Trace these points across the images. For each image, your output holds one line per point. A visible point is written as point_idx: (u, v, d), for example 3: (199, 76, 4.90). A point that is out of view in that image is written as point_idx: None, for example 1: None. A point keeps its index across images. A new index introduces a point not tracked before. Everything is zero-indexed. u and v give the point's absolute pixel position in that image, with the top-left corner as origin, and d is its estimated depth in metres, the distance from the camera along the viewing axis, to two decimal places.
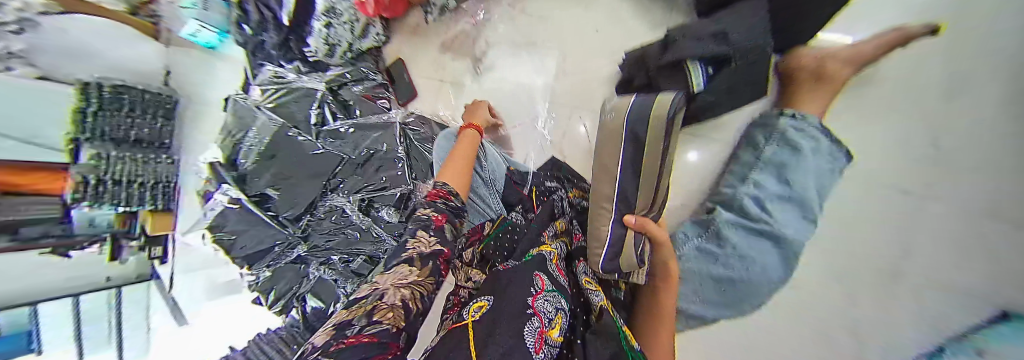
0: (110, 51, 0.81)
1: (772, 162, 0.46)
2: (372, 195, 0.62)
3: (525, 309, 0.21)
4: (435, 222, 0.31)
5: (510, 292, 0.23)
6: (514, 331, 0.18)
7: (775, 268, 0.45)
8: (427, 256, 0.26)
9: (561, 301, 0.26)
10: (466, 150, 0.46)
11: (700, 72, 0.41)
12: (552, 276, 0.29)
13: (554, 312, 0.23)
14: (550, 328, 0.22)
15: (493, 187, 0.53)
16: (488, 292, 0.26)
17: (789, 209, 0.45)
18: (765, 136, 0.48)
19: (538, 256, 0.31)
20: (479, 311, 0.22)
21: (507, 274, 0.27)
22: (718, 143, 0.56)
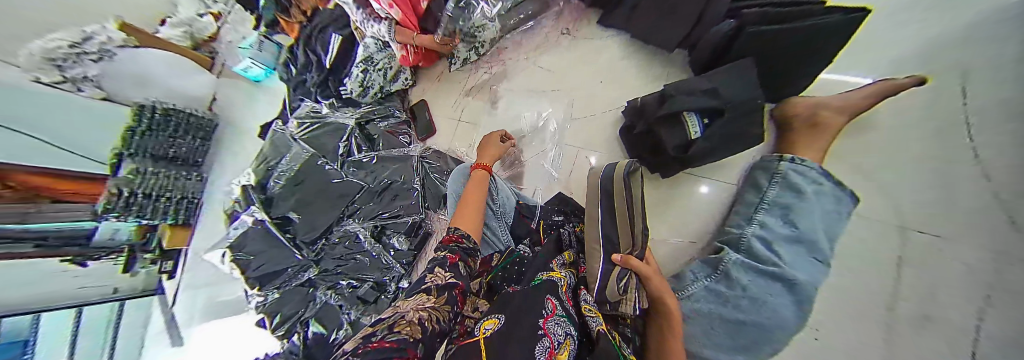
0: (177, 79, 0.92)
1: (780, 204, 0.47)
2: (385, 222, 0.65)
3: (536, 329, 0.22)
4: (450, 259, 0.33)
5: (519, 312, 0.24)
6: (525, 349, 0.19)
7: (786, 308, 0.44)
8: (444, 287, 0.28)
9: (568, 326, 0.26)
10: (478, 193, 0.48)
11: (696, 121, 0.46)
12: (560, 302, 0.30)
13: (562, 336, 0.24)
14: (559, 351, 0.22)
15: (503, 220, 0.55)
16: (498, 310, 0.26)
17: (799, 249, 0.44)
18: (768, 178, 0.50)
19: (546, 280, 0.32)
20: (489, 327, 0.23)
21: (516, 295, 0.28)
22: (726, 184, 0.58)
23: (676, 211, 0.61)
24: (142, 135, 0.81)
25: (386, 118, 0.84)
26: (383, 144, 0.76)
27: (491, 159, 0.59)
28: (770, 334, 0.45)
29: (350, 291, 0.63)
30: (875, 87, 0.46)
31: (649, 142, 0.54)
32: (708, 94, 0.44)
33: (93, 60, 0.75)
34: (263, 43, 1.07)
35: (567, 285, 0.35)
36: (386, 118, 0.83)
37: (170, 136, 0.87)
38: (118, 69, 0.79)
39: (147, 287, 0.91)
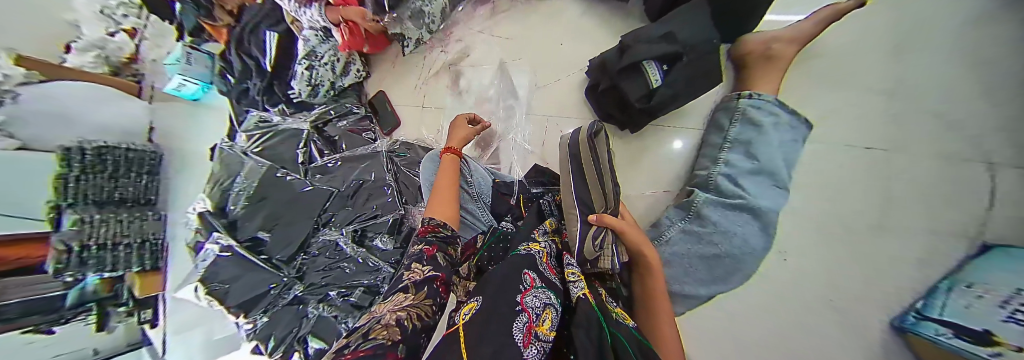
0: (102, 112, 0.82)
1: (740, 140, 0.49)
2: (364, 225, 0.63)
3: (515, 306, 0.22)
4: (427, 252, 0.32)
5: (498, 291, 0.24)
6: (504, 330, 0.18)
7: (754, 236, 0.47)
8: (423, 282, 0.27)
9: (551, 297, 0.27)
10: (450, 180, 0.46)
11: (655, 69, 0.45)
12: (541, 274, 0.30)
13: (543, 307, 0.24)
14: (539, 323, 0.22)
15: (481, 201, 0.54)
16: (478, 291, 0.26)
17: (762, 180, 0.47)
18: (729, 118, 0.51)
19: (526, 254, 0.32)
20: (469, 312, 0.23)
21: (496, 273, 0.28)
22: (691, 130, 0.59)
23: (652, 163, 0.61)
24: (76, 183, 0.73)
25: (344, 115, 0.78)
26: (347, 144, 0.72)
27: (462, 141, 0.55)
28: (743, 263, 0.48)
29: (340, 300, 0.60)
30: (824, 13, 0.47)
31: (614, 98, 0.54)
32: (665, 38, 0.44)
33: None
34: (190, 56, 0.93)
35: (549, 255, 0.35)
36: (343, 115, 0.78)
37: (111, 177, 0.78)
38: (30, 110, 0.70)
39: (131, 340, 0.88)
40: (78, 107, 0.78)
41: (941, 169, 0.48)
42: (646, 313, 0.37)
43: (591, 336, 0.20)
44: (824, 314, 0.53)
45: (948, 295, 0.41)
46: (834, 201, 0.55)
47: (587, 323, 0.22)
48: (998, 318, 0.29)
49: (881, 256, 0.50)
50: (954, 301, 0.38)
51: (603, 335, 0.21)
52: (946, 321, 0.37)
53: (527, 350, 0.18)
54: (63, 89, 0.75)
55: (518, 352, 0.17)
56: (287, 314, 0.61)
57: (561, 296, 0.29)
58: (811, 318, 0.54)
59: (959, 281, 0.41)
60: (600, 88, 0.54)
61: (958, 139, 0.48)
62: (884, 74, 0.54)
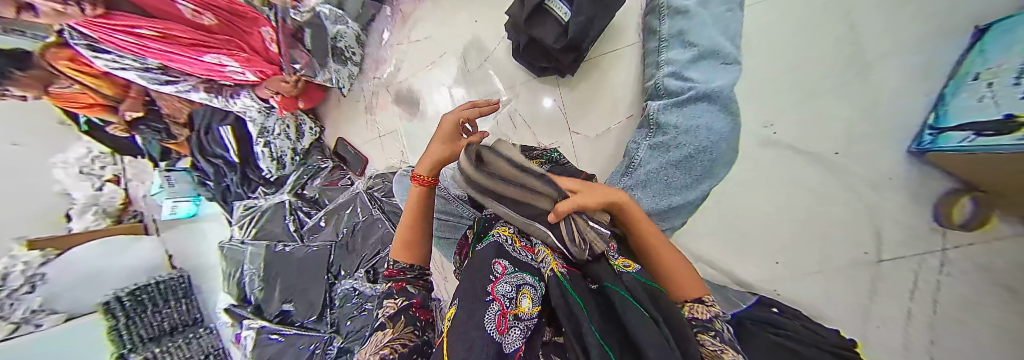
0: (126, 258, 0.89)
1: (676, 32, 0.50)
2: (371, 262, 0.65)
3: (485, 298, 0.29)
4: (396, 287, 0.33)
5: (469, 291, 0.30)
6: (476, 324, 0.25)
7: (717, 121, 0.47)
8: (396, 313, 0.29)
9: (525, 278, 0.33)
10: (415, 212, 0.38)
11: (558, 4, 0.46)
12: (512, 257, 0.35)
13: (515, 291, 0.30)
14: (514, 308, 0.28)
15: (460, 198, 0.57)
16: (457, 293, 0.31)
17: (707, 64, 0.48)
18: (657, 18, 0.52)
19: (491, 243, 0.36)
20: (448, 317, 0.29)
21: (468, 271, 0.33)
22: (626, 48, 0.60)
23: (607, 100, 0.61)
24: (128, 329, 0.79)
25: (317, 174, 0.82)
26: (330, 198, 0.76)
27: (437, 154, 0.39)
28: (717, 154, 0.48)
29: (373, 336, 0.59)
30: None
31: (539, 52, 0.55)
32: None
33: (27, 292, 0.73)
34: (171, 178, 0.99)
35: (519, 233, 0.41)
36: (315, 175, 0.82)
37: (155, 311, 0.85)
38: (61, 282, 0.77)
39: None
40: (105, 263, 0.84)
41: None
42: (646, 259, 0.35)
43: (560, 300, 0.27)
44: None
45: None
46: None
47: (557, 289, 0.29)
48: None
49: None
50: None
51: (562, 295, 0.28)
52: None
53: (501, 335, 0.25)
54: (86, 254, 0.81)
55: (488, 346, 0.23)
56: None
57: (534, 273, 0.34)
58: None
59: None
60: (521, 46, 0.54)
61: None
62: None
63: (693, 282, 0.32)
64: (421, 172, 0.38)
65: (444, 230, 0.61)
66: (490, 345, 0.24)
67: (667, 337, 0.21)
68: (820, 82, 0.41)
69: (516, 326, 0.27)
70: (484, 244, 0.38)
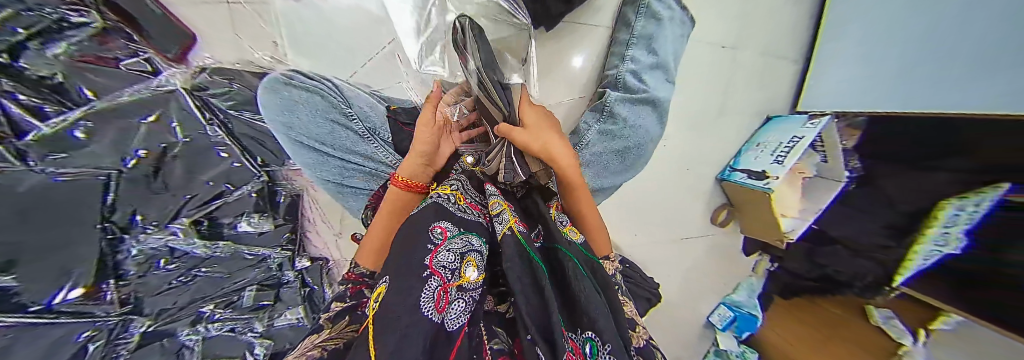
0: None
1: (643, 37, 0.49)
2: (213, 207, 0.36)
3: (423, 273, 0.23)
4: (352, 290, 0.32)
5: (402, 263, 0.24)
6: (410, 306, 0.20)
7: (653, 127, 0.48)
8: (339, 314, 0.28)
9: (471, 242, 0.29)
10: (396, 219, 0.38)
11: None
12: (455, 218, 0.31)
13: (456, 261, 0.26)
14: (456, 280, 0.25)
15: (378, 137, 0.44)
16: (384, 268, 0.25)
17: (658, 75, 0.49)
18: (634, 12, 0.51)
19: (433, 204, 0.32)
20: (379, 298, 0.22)
21: (399, 238, 0.28)
22: (593, 30, 0.59)
23: (560, 67, 0.59)
24: None
25: (47, 40, 0.30)
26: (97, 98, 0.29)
27: (420, 157, 0.38)
28: (643, 152, 0.49)
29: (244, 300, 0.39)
30: None
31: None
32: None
33: None
34: None
35: (464, 195, 0.36)
36: (43, 38, 0.30)
37: None
38: None
39: None
40: None
41: (762, 61, 0.73)
42: (578, 220, 0.43)
43: (518, 268, 0.27)
44: (683, 177, 0.76)
45: (748, 151, 0.72)
46: (707, 80, 0.71)
47: (513, 255, 0.28)
48: (771, 161, 0.65)
49: (724, 128, 0.74)
50: (759, 157, 0.69)
51: (524, 266, 0.28)
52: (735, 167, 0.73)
53: (440, 315, 0.21)
54: None
55: (427, 325, 0.20)
56: (218, 347, 0.33)
57: (483, 235, 0.31)
58: (676, 180, 0.75)
59: (749, 143, 0.74)
60: None
61: (774, 44, 0.74)
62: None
63: (605, 241, 0.44)
64: (404, 176, 0.38)
65: (352, 177, 0.45)
66: (428, 328, 0.20)
67: (605, 305, 0.27)
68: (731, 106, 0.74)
69: (459, 299, 0.24)
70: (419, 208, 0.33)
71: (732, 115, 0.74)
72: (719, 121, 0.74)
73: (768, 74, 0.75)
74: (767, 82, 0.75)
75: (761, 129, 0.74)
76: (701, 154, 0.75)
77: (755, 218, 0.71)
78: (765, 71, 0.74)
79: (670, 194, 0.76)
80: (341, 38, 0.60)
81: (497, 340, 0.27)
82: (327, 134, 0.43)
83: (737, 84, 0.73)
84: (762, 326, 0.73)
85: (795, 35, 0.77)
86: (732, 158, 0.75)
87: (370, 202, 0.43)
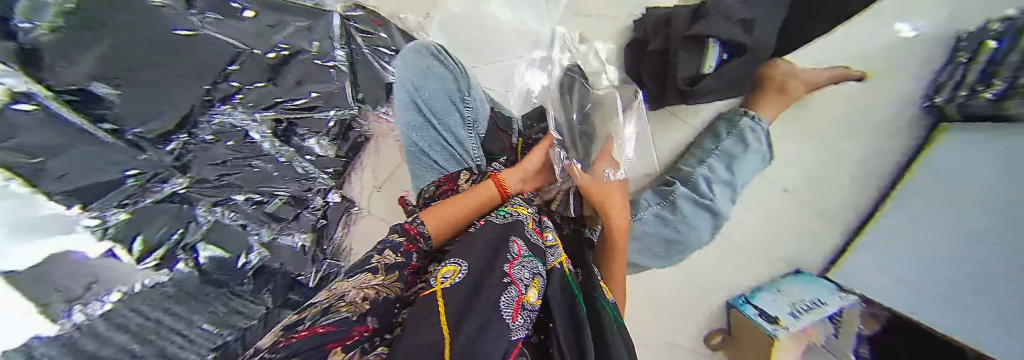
0: None
1: (726, 151, 0.55)
2: (298, 115, 0.40)
3: (503, 279, 0.26)
4: (407, 247, 0.33)
5: (482, 263, 0.28)
6: (491, 304, 0.23)
7: (705, 232, 0.52)
8: (393, 266, 0.29)
9: (538, 266, 0.30)
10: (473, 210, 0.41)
11: (713, 54, 0.51)
12: (529, 241, 0.33)
13: (529, 279, 0.28)
14: (527, 294, 0.26)
15: (475, 130, 0.51)
16: (457, 254, 0.29)
17: (722, 191, 0.53)
18: (727, 128, 0.57)
19: (515, 221, 0.36)
20: (449, 277, 0.26)
21: (480, 239, 0.31)
22: (685, 125, 0.63)
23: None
24: None
25: None
26: (255, 11, 0.33)
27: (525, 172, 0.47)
28: (685, 246, 0.52)
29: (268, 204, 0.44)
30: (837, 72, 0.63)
31: (659, 65, 0.56)
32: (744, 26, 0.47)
33: None
34: None
35: (533, 219, 0.39)
36: None
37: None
38: None
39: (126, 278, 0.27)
40: None
41: None
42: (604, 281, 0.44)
43: (560, 299, 0.29)
44: (693, 282, 0.78)
45: (766, 292, 0.70)
46: (780, 213, 0.71)
47: (559, 290, 0.30)
48: (788, 311, 0.64)
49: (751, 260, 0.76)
50: (775, 302, 0.67)
51: (566, 302, 0.29)
52: (749, 299, 0.70)
53: (513, 324, 0.23)
54: None
55: (499, 326, 0.22)
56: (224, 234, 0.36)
57: (542, 259, 0.32)
58: (685, 282, 0.78)
59: (773, 284, 0.70)
60: (650, 46, 0.57)
61: None
62: None
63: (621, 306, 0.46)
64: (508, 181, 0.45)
65: (435, 150, 0.50)
66: (501, 333, 0.21)
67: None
68: (805, 244, 0.68)
69: (526, 314, 0.24)
70: (496, 218, 0.37)
71: None
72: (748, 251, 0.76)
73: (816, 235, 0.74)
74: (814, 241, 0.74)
75: (790, 279, 0.69)
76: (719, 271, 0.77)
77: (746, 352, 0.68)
78: None
79: (676, 291, 0.79)
80: (481, 41, 0.71)
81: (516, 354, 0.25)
82: (441, 107, 0.48)
83: None
84: None
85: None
86: (748, 290, 0.73)
87: (439, 179, 0.48)
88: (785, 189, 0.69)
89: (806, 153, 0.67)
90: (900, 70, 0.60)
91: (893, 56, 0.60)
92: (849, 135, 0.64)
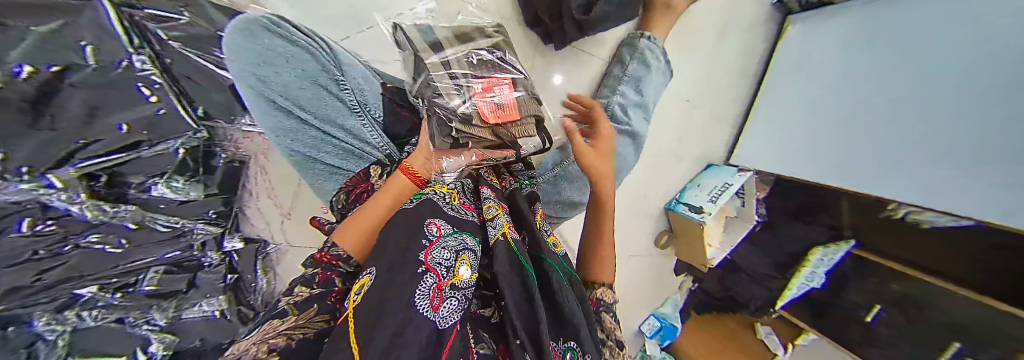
0: None
1: (633, 75, 0.57)
2: (112, 161, 0.34)
3: (418, 268, 0.22)
4: (322, 276, 0.29)
5: (397, 256, 0.23)
6: (405, 303, 0.19)
7: (631, 155, 0.56)
8: (308, 301, 0.25)
9: (466, 241, 0.29)
10: (387, 211, 0.36)
11: None
12: (448, 217, 0.31)
13: (452, 257, 0.26)
14: (452, 277, 0.24)
15: (368, 114, 0.43)
16: (372, 261, 0.24)
17: (638, 113, 0.57)
18: (631, 53, 0.59)
19: (427, 200, 0.32)
20: (363, 289, 0.20)
21: (393, 232, 0.27)
22: (595, 59, 0.67)
23: (543, 81, 0.66)
24: None
25: None
26: None
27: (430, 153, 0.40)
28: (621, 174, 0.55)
29: (141, 284, 0.39)
30: None
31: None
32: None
33: None
34: None
35: (461, 193, 0.36)
36: None
37: None
38: None
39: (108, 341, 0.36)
40: None
41: (718, 116, 0.85)
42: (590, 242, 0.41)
43: (510, 273, 0.28)
44: (634, 201, 0.87)
45: (690, 191, 0.84)
46: (681, 118, 0.84)
47: (504, 259, 0.29)
48: (708, 199, 0.77)
49: (675, 166, 0.86)
50: (699, 195, 0.80)
51: (515, 272, 0.29)
52: (679, 201, 0.84)
53: (436, 312, 0.20)
54: None
55: (422, 318, 0.18)
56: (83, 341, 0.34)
57: (477, 235, 0.32)
58: (628, 204, 0.87)
59: (692, 183, 0.86)
60: None
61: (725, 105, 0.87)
62: (747, 63, 0.81)
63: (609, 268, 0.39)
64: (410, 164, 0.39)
65: (327, 152, 0.43)
66: (425, 326, 0.18)
67: (582, 314, 0.28)
68: (703, 131, 0.85)
69: (453, 297, 0.23)
70: (412, 203, 0.32)
71: (684, 157, 0.86)
72: (672, 159, 0.86)
73: (720, 129, 0.85)
74: (718, 135, 0.86)
75: (700, 176, 0.86)
76: (653, 184, 0.87)
77: (690, 243, 0.81)
78: (717, 125, 0.85)
79: (625, 214, 0.87)
80: (350, 8, 0.60)
81: (482, 345, 0.25)
82: (311, 99, 0.40)
83: (693, 131, 0.85)
84: (680, 338, 0.83)
85: (738, 87, 0.83)
86: (677, 193, 0.87)
87: (348, 183, 0.42)
88: (685, 98, 0.82)
89: (696, 61, 0.80)
90: None
91: None
92: (714, 38, 0.80)
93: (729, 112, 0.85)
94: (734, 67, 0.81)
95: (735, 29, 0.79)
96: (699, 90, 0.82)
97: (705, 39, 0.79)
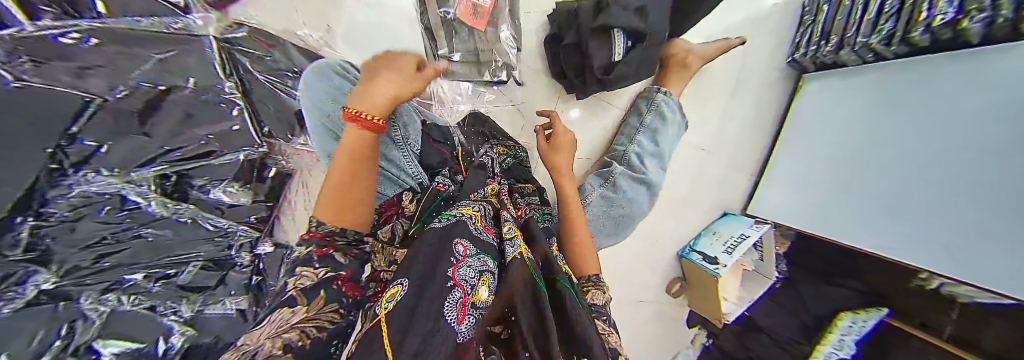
0: None
1: (650, 128, 0.62)
2: (184, 164, 0.40)
3: (446, 283, 0.25)
4: (317, 253, 0.32)
5: (425, 272, 0.26)
6: (436, 312, 0.22)
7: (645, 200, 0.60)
8: (314, 286, 0.28)
9: (487, 263, 0.31)
10: (363, 171, 0.39)
11: (621, 40, 0.54)
12: (476, 239, 0.33)
13: (475, 277, 0.28)
14: (473, 294, 0.26)
15: (408, 150, 0.51)
16: (401, 273, 0.27)
17: (653, 162, 0.61)
18: (648, 105, 0.63)
19: (456, 222, 0.34)
20: (392, 299, 0.24)
21: (422, 247, 0.30)
22: (615, 108, 0.72)
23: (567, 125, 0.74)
24: None
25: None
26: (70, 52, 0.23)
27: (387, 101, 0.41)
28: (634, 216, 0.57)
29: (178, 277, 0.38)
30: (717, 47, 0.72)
31: (576, 57, 0.60)
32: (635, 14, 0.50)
33: None
34: None
35: (483, 216, 0.39)
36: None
37: None
38: None
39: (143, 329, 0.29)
40: None
41: (734, 168, 0.85)
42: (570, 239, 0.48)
43: (524, 289, 0.29)
44: (645, 244, 0.87)
45: (705, 239, 0.82)
46: (694, 166, 0.86)
47: (521, 277, 0.30)
48: (722, 251, 0.75)
49: (689, 213, 0.86)
50: (713, 245, 0.79)
51: (528, 290, 0.30)
52: (693, 249, 0.82)
53: (459, 325, 0.23)
54: None
55: (445, 329, 0.21)
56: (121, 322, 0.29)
57: (496, 256, 0.33)
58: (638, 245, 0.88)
59: (708, 230, 0.84)
60: (567, 40, 0.59)
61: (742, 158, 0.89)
62: (763, 120, 0.83)
63: (592, 259, 0.45)
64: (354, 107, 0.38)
65: None
66: (448, 337, 0.21)
67: (591, 328, 0.29)
68: (719, 181, 0.86)
69: (474, 315, 0.25)
70: (442, 221, 0.35)
71: (699, 205, 0.86)
72: (686, 205, 0.86)
73: (737, 180, 0.86)
74: (735, 186, 0.86)
75: (720, 221, 0.84)
76: (665, 229, 0.87)
77: (706, 297, 0.77)
78: (734, 176, 0.86)
79: (636, 256, 0.87)
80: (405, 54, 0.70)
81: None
82: None
83: (708, 180, 0.86)
84: None
85: (754, 142, 0.84)
86: (692, 240, 0.84)
87: (381, 205, 0.46)
88: (701, 148, 0.86)
89: (710, 114, 0.86)
90: (765, 34, 0.82)
91: (762, 27, 0.83)
92: (728, 94, 0.85)
93: (747, 165, 0.85)
94: (750, 120, 0.84)
95: (749, 88, 0.84)
96: (714, 142, 0.85)
97: (720, 93, 0.85)
